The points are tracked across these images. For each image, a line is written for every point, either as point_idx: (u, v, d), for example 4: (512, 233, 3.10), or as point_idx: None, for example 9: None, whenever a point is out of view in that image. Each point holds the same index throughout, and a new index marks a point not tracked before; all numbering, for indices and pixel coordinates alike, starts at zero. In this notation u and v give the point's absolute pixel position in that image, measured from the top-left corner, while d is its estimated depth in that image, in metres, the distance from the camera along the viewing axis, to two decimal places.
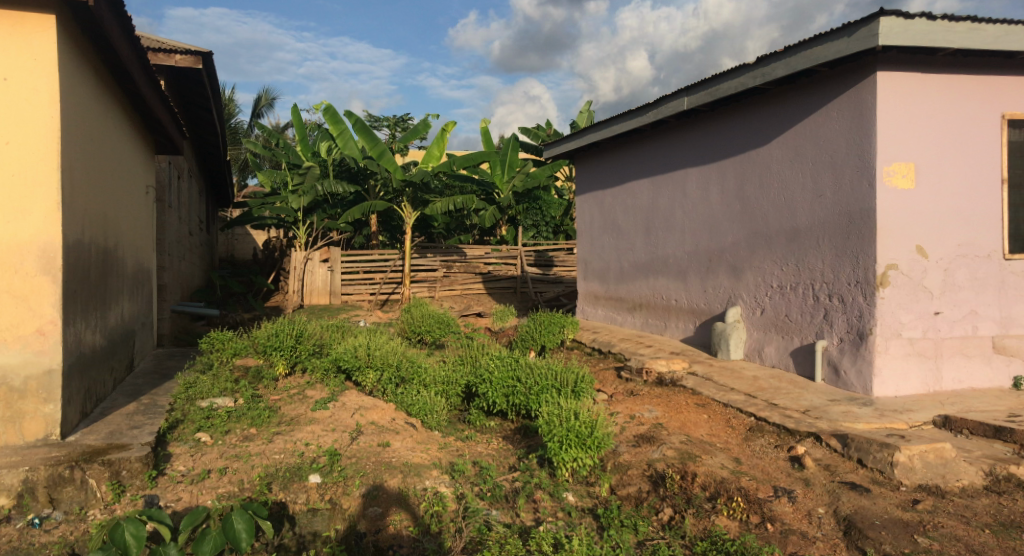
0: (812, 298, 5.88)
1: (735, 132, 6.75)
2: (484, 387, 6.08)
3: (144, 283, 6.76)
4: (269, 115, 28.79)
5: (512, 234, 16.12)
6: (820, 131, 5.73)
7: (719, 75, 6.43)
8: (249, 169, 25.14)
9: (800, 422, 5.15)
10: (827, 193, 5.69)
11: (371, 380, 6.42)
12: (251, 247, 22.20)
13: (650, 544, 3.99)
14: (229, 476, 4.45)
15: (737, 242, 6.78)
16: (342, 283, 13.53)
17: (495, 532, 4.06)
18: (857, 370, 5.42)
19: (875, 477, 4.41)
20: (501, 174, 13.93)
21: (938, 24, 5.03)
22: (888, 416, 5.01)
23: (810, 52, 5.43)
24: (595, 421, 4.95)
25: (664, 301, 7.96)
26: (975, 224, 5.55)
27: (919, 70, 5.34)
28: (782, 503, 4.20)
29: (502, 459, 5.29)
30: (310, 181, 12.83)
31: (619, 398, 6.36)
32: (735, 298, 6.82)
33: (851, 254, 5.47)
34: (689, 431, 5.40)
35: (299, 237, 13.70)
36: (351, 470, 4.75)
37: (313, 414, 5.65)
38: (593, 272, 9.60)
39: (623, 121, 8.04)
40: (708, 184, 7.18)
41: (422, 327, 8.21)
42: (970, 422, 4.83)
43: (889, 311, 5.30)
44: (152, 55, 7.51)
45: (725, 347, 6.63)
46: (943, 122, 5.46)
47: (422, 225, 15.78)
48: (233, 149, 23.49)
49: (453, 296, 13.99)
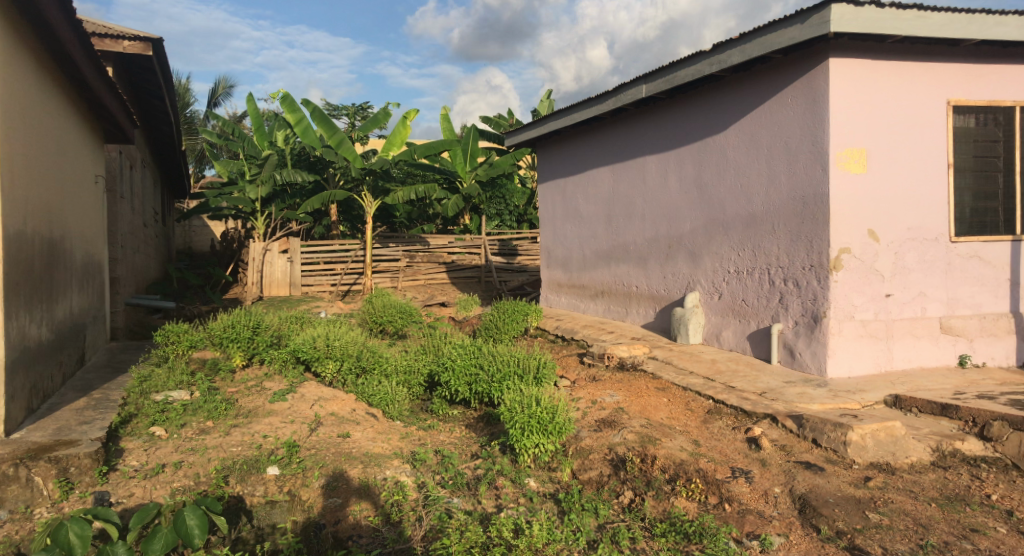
0: (768, 282, 5.97)
1: (694, 118, 6.79)
2: (446, 376, 6.00)
3: (94, 276, 6.57)
4: (224, 103, 28.27)
5: (475, 223, 16.28)
6: (775, 119, 5.81)
7: (675, 62, 6.45)
8: (207, 159, 24.84)
9: (758, 404, 5.28)
10: (783, 179, 5.77)
11: (330, 371, 6.30)
12: (208, 240, 21.85)
13: (610, 527, 4.05)
14: (184, 469, 4.42)
15: (696, 228, 6.84)
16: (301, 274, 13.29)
17: (455, 520, 4.09)
18: (812, 352, 5.52)
19: (830, 456, 4.56)
20: (462, 162, 13.74)
21: (887, 12, 5.12)
22: (842, 396, 5.14)
23: (763, 39, 5.51)
24: (557, 407, 5.04)
25: (625, 288, 8.01)
26: (923, 208, 5.64)
27: (870, 57, 5.42)
28: (740, 483, 4.31)
29: (464, 447, 5.34)
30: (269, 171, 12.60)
31: (581, 384, 6.36)
32: (694, 284, 6.90)
33: (806, 238, 5.56)
34: (649, 414, 5.46)
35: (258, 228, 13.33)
36: (310, 461, 4.77)
37: (271, 406, 5.57)
38: (554, 260, 9.65)
39: (582, 110, 8.05)
40: (667, 171, 7.22)
41: (384, 317, 8.08)
42: (919, 401, 5.04)
43: (843, 294, 5.41)
44: (98, 41, 7.30)
45: (684, 332, 6.71)
46: (892, 107, 5.54)
47: (384, 215, 15.60)
48: (188, 140, 23.51)
49: (416, 286, 13.84)
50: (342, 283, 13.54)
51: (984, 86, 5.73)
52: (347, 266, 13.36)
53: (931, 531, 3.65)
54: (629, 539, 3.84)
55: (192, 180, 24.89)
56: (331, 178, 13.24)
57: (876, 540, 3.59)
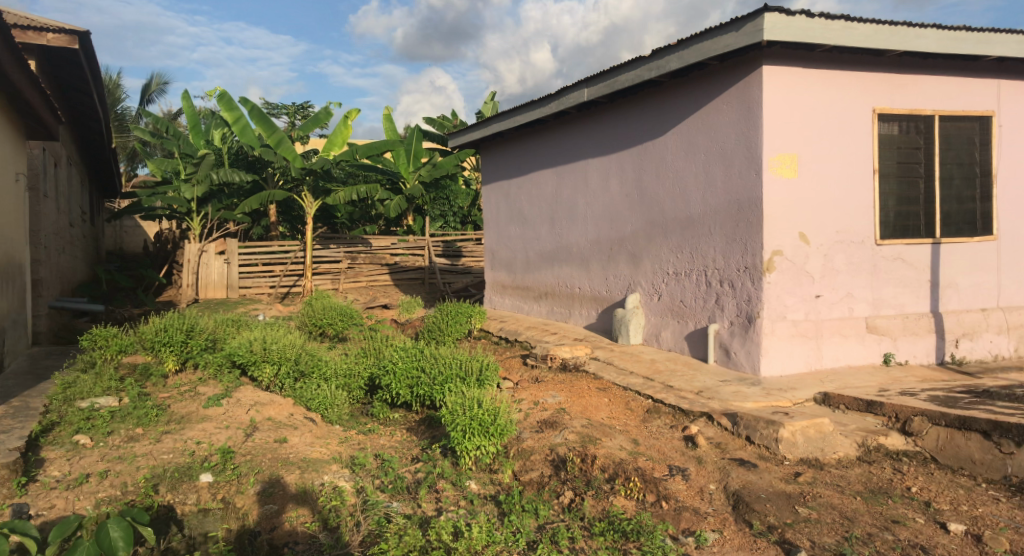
0: (705, 284, 6.11)
1: (634, 122, 6.89)
2: (387, 378, 5.94)
3: (13, 278, 6.27)
4: (158, 100, 27.41)
5: (418, 224, 15.98)
6: (712, 124, 5.95)
7: (616, 67, 6.54)
8: (139, 156, 24.05)
9: (695, 402, 5.40)
10: (719, 183, 5.91)
11: (268, 375, 6.17)
12: (141, 241, 21.24)
13: (550, 527, 4.07)
14: (111, 479, 4.26)
15: (636, 231, 6.95)
16: (239, 276, 12.98)
17: (394, 524, 4.04)
18: (746, 351, 5.67)
19: (762, 453, 4.69)
20: (405, 163, 13.76)
21: (817, 21, 5.27)
22: (774, 394, 5.29)
23: (700, 46, 5.63)
24: (498, 409, 5.03)
25: (569, 290, 8.08)
26: (850, 212, 5.85)
27: (800, 65, 5.60)
28: (677, 481, 4.40)
29: (405, 450, 5.30)
30: (205, 170, 12.37)
31: (524, 385, 6.38)
32: (635, 285, 7.01)
33: (741, 241, 5.71)
34: (590, 414, 5.52)
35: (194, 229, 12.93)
36: (245, 467, 4.66)
37: (205, 411, 5.42)
38: (498, 261, 9.67)
39: (526, 112, 8.09)
40: (609, 174, 7.32)
41: (324, 320, 7.95)
42: (846, 398, 5.22)
43: (775, 295, 5.57)
44: (20, 32, 6.95)
45: (625, 333, 6.81)
46: (822, 114, 5.73)
47: (324, 216, 15.45)
48: (119, 137, 22.72)
49: (359, 288, 13.73)
50: (281, 285, 13.29)
51: (907, 95, 5.98)
52: (286, 268, 13.16)
53: (855, 523, 3.77)
54: (568, 538, 3.86)
55: (124, 179, 24.09)
56: (269, 177, 13.09)
57: (804, 534, 3.70)
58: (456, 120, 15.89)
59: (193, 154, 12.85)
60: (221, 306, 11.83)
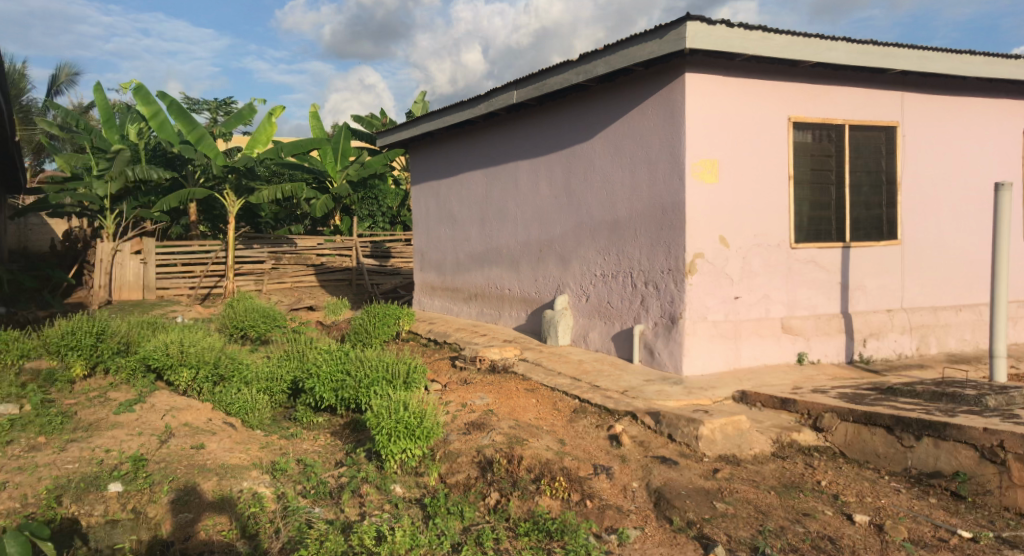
0: (631, 286, 6.23)
1: (563, 125, 6.97)
2: (311, 382, 5.81)
3: None
4: (69, 92, 26.13)
5: (346, 225, 15.78)
6: (638, 128, 6.07)
7: (544, 70, 6.59)
8: (47, 150, 22.86)
9: (620, 402, 5.49)
10: (644, 187, 6.04)
11: (184, 379, 6.00)
12: (48, 239, 20.26)
13: (475, 529, 4.06)
14: (9, 491, 4.04)
15: (565, 233, 7.03)
16: (157, 277, 12.50)
17: (315, 530, 3.94)
18: (669, 351, 5.82)
19: (683, 450, 4.81)
20: (333, 161, 13.87)
21: (736, 31, 5.43)
22: (695, 393, 5.44)
23: (626, 52, 5.73)
24: (425, 411, 4.97)
25: (499, 291, 8.11)
26: (767, 216, 6.07)
27: (721, 74, 5.78)
28: (601, 479, 4.45)
29: (328, 455, 5.20)
30: (120, 167, 11.79)
31: (452, 387, 6.34)
32: (563, 287, 7.09)
33: (665, 244, 5.85)
34: (517, 416, 5.54)
35: (107, 227, 12.45)
36: (159, 475, 4.47)
37: (116, 418, 5.19)
38: (429, 262, 9.60)
39: (456, 113, 8.06)
40: (538, 176, 7.38)
41: (246, 322, 7.74)
42: (762, 396, 5.40)
43: (697, 297, 5.73)
44: None
45: (554, 334, 6.88)
46: (741, 122, 5.92)
47: (248, 216, 15.02)
48: (24, 129, 21.54)
49: (283, 289, 13.47)
50: (201, 286, 12.91)
51: (820, 105, 6.25)
52: (207, 268, 12.78)
53: (769, 517, 3.91)
54: (492, 540, 3.85)
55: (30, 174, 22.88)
56: (190, 174, 12.97)
57: (722, 528, 3.81)
58: (386, 119, 15.73)
59: (106, 149, 12.26)
60: (137, 308, 11.38)
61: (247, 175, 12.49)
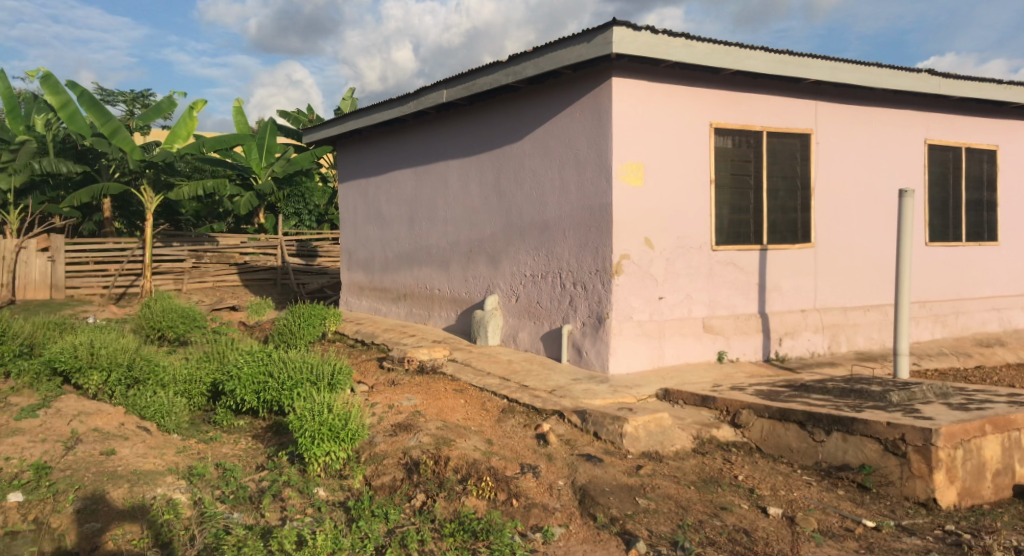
0: (559, 286, 6.31)
1: (493, 126, 6.99)
2: (231, 384, 5.67)
3: None
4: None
5: (272, 223, 15.45)
6: (567, 131, 6.15)
7: (474, 71, 6.59)
8: None
9: (547, 401, 5.54)
10: (573, 188, 6.13)
11: (94, 382, 5.72)
12: None
13: (399, 531, 3.99)
14: None
15: (495, 233, 7.05)
16: (67, 275, 11.92)
17: (234, 535, 3.79)
18: (596, 350, 5.92)
19: (608, 448, 4.90)
20: (257, 158, 13.65)
21: (660, 37, 5.56)
22: (620, 391, 5.55)
23: (555, 55, 5.79)
24: (349, 413, 4.95)
25: (428, 291, 8.08)
26: (690, 219, 6.25)
27: (646, 79, 5.91)
28: (528, 478, 4.45)
29: (249, 459, 5.07)
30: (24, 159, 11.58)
31: (380, 389, 6.26)
32: (493, 287, 7.11)
33: (593, 245, 5.95)
34: (445, 416, 5.51)
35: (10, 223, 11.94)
36: (64, 483, 4.25)
37: (17, 424, 4.91)
38: (359, 262, 9.46)
39: (386, 111, 7.97)
40: (469, 176, 7.38)
41: (163, 323, 7.49)
42: (684, 393, 5.56)
43: (623, 297, 5.85)
44: None
45: (484, 334, 6.89)
46: (665, 126, 6.07)
47: (168, 213, 14.47)
48: None
49: (205, 289, 13.08)
50: (116, 286, 12.39)
51: (740, 112, 6.47)
52: (122, 267, 12.28)
53: (688, 512, 4.01)
54: (417, 540, 3.81)
55: None
56: (103, 168, 12.65)
57: (643, 524, 3.88)
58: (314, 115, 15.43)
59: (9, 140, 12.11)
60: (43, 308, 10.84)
61: (166, 171, 12.19)
